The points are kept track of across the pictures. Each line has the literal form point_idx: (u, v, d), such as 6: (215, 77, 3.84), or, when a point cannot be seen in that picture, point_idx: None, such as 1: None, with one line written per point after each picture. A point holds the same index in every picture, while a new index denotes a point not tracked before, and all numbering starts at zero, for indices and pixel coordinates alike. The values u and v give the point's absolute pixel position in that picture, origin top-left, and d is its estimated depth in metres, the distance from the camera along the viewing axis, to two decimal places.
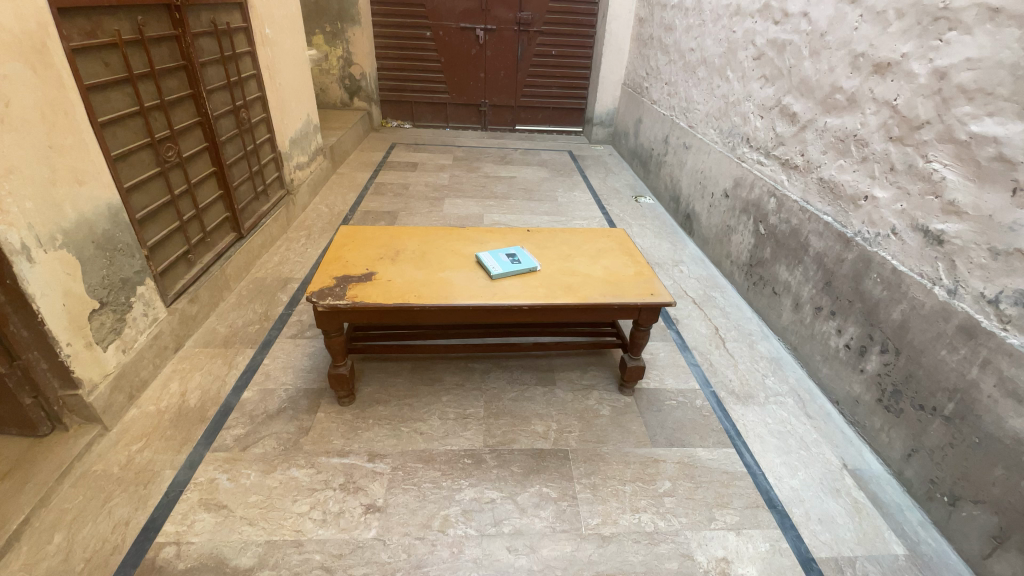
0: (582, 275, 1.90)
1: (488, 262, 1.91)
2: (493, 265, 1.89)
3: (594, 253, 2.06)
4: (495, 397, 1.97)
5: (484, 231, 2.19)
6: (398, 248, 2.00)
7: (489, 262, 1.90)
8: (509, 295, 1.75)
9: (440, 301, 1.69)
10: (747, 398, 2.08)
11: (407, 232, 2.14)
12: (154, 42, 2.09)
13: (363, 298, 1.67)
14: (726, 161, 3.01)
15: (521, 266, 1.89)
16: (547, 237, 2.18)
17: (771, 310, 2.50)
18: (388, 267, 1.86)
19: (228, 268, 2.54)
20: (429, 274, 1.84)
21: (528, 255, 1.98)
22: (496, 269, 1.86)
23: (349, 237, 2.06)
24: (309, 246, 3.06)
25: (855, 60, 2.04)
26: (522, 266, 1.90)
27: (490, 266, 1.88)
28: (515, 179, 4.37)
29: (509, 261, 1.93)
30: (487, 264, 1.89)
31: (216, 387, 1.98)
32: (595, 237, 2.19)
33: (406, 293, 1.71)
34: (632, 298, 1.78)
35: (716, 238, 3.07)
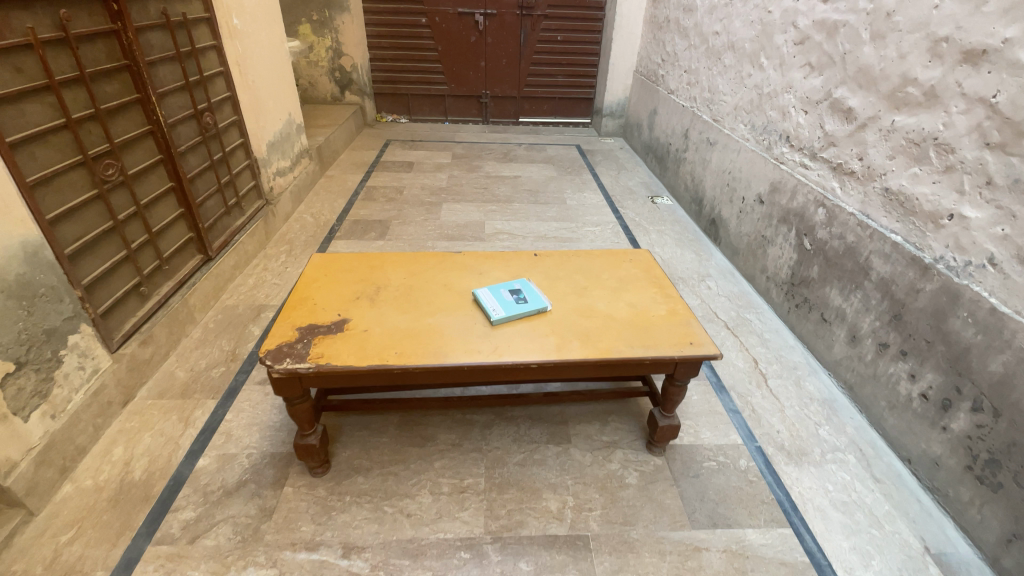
0: (602, 316, 1.55)
1: (487, 301, 1.56)
2: (493, 306, 1.54)
3: (616, 285, 1.71)
4: (498, 462, 1.65)
5: (483, 257, 1.85)
6: (379, 283, 1.66)
7: (488, 301, 1.56)
8: (513, 347, 1.40)
9: (426, 359, 1.35)
10: (801, 456, 1.74)
11: (392, 260, 1.80)
12: (85, 40, 1.75)
13: (330, 359, 1.33)
14: (760, 162, 2.63)
15: (528, 307, 1.54)
16: (559, 263, 1.83)
17: (819, 340, 2.15)
18: (365, 311, 1.52)
19: (191, 298, 2.22)
20: (414, 319, 1.50)
21: (536, 290, 1.63)
22: (497, 312, 1.51)
23: (322, 269, 1.73)
24: (290, 265, 2.73)
25: (935, 46, 1.67)
26: (529, 306, 1.55)
27: (489, 307, 1.53)
28: (520, 179, 4.00)
29: (513, 299, 1.58)
30: (486, 305, 1.54)
31: (166, 454, 1.67)
32: (616, 263, 1.84)
33: (384, 350, 1.37)
34: (668, 350, 1.42)
35: (749, 249, 2.71)
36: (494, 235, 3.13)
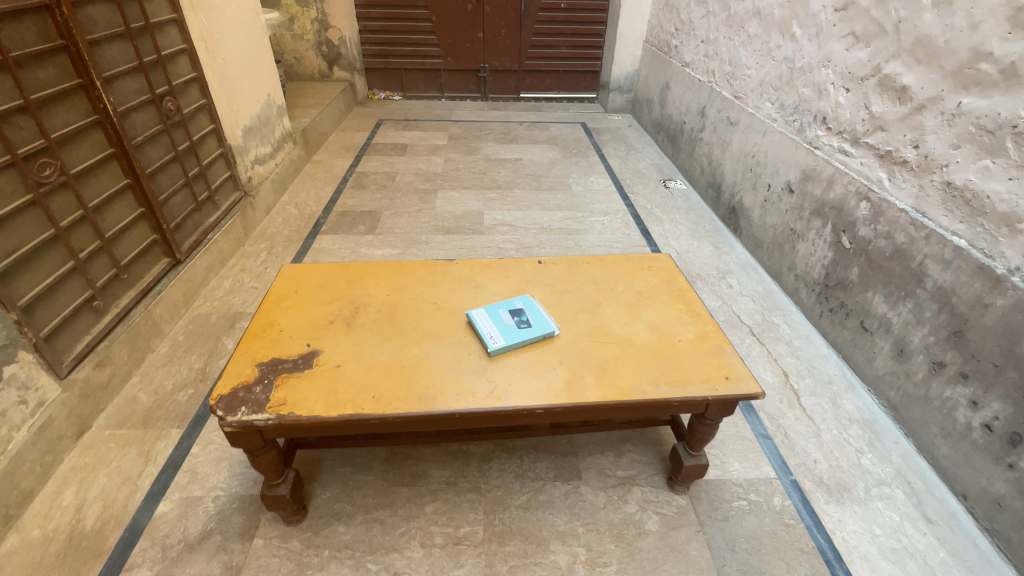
0: (620, 342, 1.32)
1: (484, 327, 1.32)
2: (491, 332, 1.30)
3: (634, 301, 1.47)
4: (497, 506, 1.45)
5: (480, 266, 1.60)
6: (357, 302, 1.43)
7: (484, 327, 1.31)
8: (515, 387, 1.17)
9: (411, 406, 1.12)
10: (842, 493, 1.54)
11: (374, 271, 1.56)
12: (8, 17, 1.47)
13: (294, 408, 1.11)
14: (789, 145, 2.35)
15: (532, 334, 1.30)
16: (567, 273, 1.59)
17: (857, 350, 1.93)
18: (339, 340, 1.29)
19: (156, 309, 2.00)
20: (397, 351, 1.26)
21: (542, 310, 1.38)
22: (495, 341, 1.27)
23: (292, 285, 1.49)
24: (270, 265, 2.49)
25: (1019, 12, 1.39)
26: (533, 332, 1.30)
27: (486, 334, 1.29)
28: (521, 162, 3.72)
29: (514, 323, 1.33)
30: (482, 332, 1.30)
31: (123, 498, 1.48)
32: (633, 273, 1.59)
33: (360, 394, 1.14)
34: (700, 389, 1.19)
35: (775, 244, 2.45)
36: (494, 227, 2.86)
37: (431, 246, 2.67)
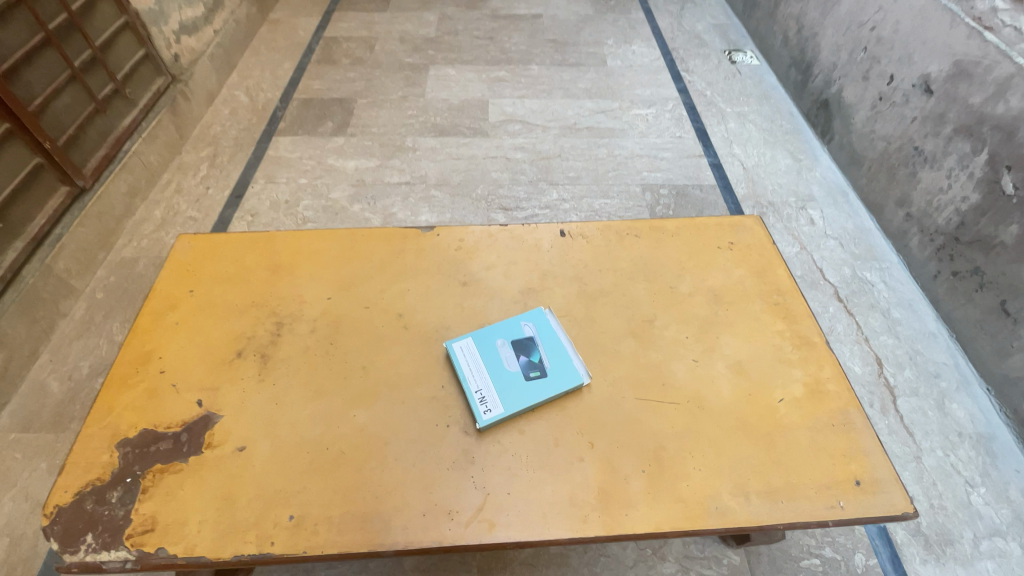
0: (684, 401, 0.84)
1: (471, 379, 0.84)
2: (481, 389, 0.83)
3: (706, 315, 0.95)
4: (496, 562, 1.13)
5: (470, 241, 1.05)
6: (282, 313, 0.94)
7: (471, 379, 0.84)
8: (516, 502, 0.74)
9: (349, 539, 0.70)
10: (943, 547, 1.18)
11: (312, 250, 1.04)
12: None
13: (164, 539, 0.71)
14: (939, 19, 1.59)
15: (545, 393, 0.82)
16: (603, 256, 1.03)
17: (985, 336, 1.44)
18: (249, 393, 0.84)
19: (58, 262, 1.54)
20: (334, 418, 0.81)
21: (562, 342, 0.88)
22: (485, 408, 0.81)
23: (188, 280, 1.00)
24: (212, 184, 1.93)
25: None
26: (547, 390, 0.83)
27: (473, 394, 0.82)
28: (541, 21, 2.82)
29: (518, 369, 0.85)
30: (467, 389, 0.83)
31: (33, 532, 1.18)
32: (705, 256, 1.04)
33: (270, 513, 0.73)
34: (810, 505, 0.75)
35: (884, 165, 1.80)
36: (502, 124, 2.15)
37: (418, 154, 2.01)
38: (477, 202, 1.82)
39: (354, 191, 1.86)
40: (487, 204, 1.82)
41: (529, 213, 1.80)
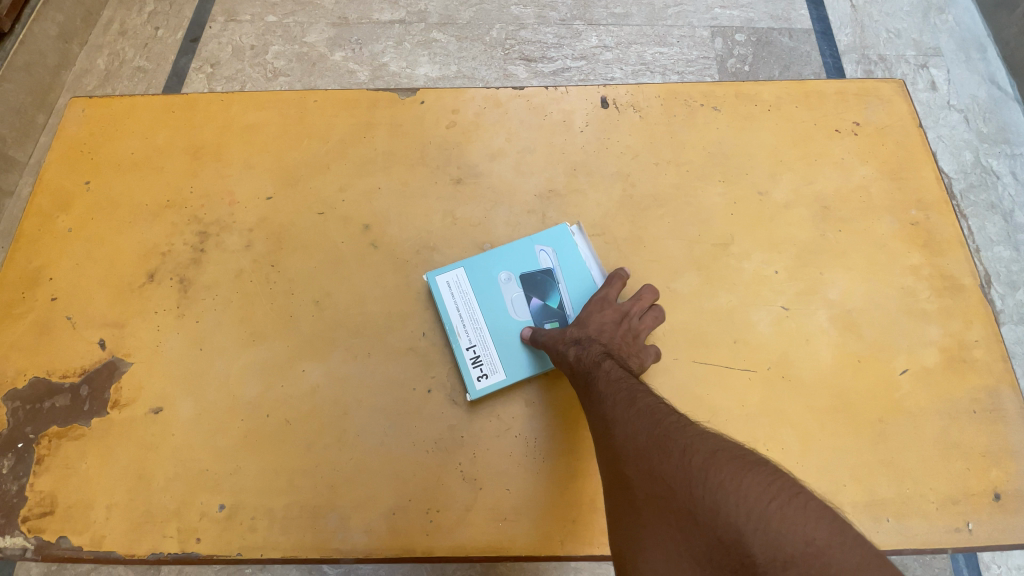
0: (763, 367, 0.59)
1: (462, 330, 0.60)
2: (475, 346, 0.59)
3: (810, 240, 0.65)
4: None
5: (469, 115, 0.72)
6: (207, 220, 0.68)
7: (462, 330, 0.60)
8: (516, 501, 0.55)
9: (293, 539, 0.54)
10: None
11: (245, 125, 0.73)
12: None
13: (67, 525, 0.56)
14: None
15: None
16: (662, 141, 0.70)
17: None
18: (166, 333, 0.62)
19: None
20: (277, 373, 0.60)
21: (592, 280, 0.63)
22: (478, 374, 0.58)
23: (83, 167, 0.72)
24: (161, 22, 1.46)
25: None
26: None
27: (464, 352, 0.59)
28: None
29: (527, 318, 0.61)
30: (457, 346, 0.59)
31: None
32: (817, 146, 0.70)
33: (194, 498, 0.56)
34: (925, 525, 0.54)
35: None
36: None
37: None
38: (491, 49, 1.40)
39: (334, 33, 1.43)
40: (504, 53, 1.40)
41: (558, 65, 1.38)
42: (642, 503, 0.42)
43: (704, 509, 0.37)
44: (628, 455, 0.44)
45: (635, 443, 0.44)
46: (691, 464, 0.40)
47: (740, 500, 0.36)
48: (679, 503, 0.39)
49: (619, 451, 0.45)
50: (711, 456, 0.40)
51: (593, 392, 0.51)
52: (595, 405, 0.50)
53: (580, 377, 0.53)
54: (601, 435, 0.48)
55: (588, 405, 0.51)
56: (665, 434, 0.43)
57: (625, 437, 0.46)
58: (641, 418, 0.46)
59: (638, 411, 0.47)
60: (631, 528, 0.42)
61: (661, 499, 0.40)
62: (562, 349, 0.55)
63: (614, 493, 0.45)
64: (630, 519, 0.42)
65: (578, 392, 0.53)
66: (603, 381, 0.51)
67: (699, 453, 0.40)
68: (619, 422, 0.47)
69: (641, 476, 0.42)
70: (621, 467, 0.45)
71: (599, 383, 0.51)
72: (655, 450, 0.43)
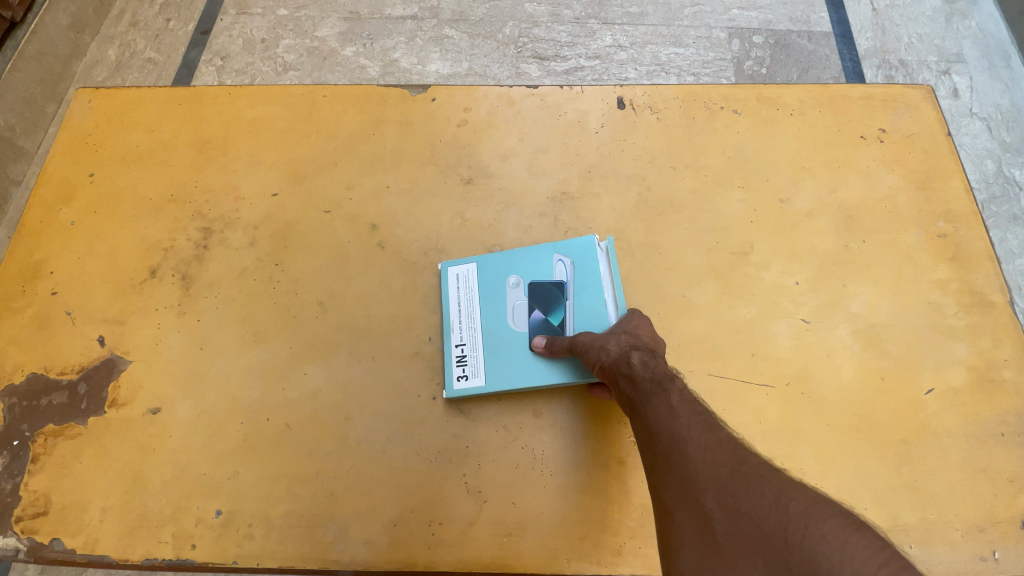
0: (781, 383, 0.57)
1: (457, 326, 0.59)
2: (464, 345, 0.58)
3: (833, 249, 0.63)
4: None
5: (481, 113, 0.70)
6: (212, 215, 0.66)
7: (456, 327, 0.59)
8: (522, 515, 0.53)
9: (292, 549, 0.52)
10: None
11: (252, 119, 0.71)
12: None
13: (61, 527, 0.54)
14: None
15: (547, 377, 0.55)
16: (681, 145, 0.68)
17: None
18: (166, 332, 0.61)
19: None
20: (278, 375, 0.58)
21: (605, 303, 0.57)
22: (458, 374, 0.57)
23: (87, 159, 0.71)
24: (172, 13, 1.45)
25: None
26: (552, 374, 0.55)
27: (453, 349, 0.58)
28: None
29: (523, 328, 0.58)
30: (447, 341, 0.58)
31: None
32: (842, 153, 0.68)
33: (191, 504, 0.54)
34: (950, 554, 0.52)
35: None
36: None
37: None
38: (504, 47, 1.38)
39: (346, 28, 1.41)
40: (517, 51, 1.38)
41: (571, 65, 1.36)
42: (719, 538, 0.35)
43: (802, 562, 0.31)
44: (707, 483, 0.38)
45: (715, 472, 0.38)
46: (786, 506, 0.34)
47: (846, 559, 0.30)
48: (770, 551, 0.32)
49: (693, 475, 0.39)
50: (809, 505, 0.34)
51: (665, 406, 0.44)
52: (663, 419, 0.44)
53: (647, 388, 0.46)
54: (669, 455, 0.42)
55: (653, 416, 0.44)
56: (755, 473, 0.37)
57: (704, 462, 0.39)
58: (724, 448, 0.40)
59: (720, 441, 0.41)
60: (702, 564, 0.35)
61: (747, 542, 0.34)
62: (624, 353, 0.49)
63: (679, 521, 0.38)
64: (702, 554, 0.35)
65: (639, 401, 0.46)
66: (677, 399, 0.45)
67: (796, 500, 0.34)
68: (696, 446, 0.41)
69: (725, 510, 0.36)
70: (696, 494, 0.38)
71: (671, 398, 0.45)
72: (743, 486, 0.37)
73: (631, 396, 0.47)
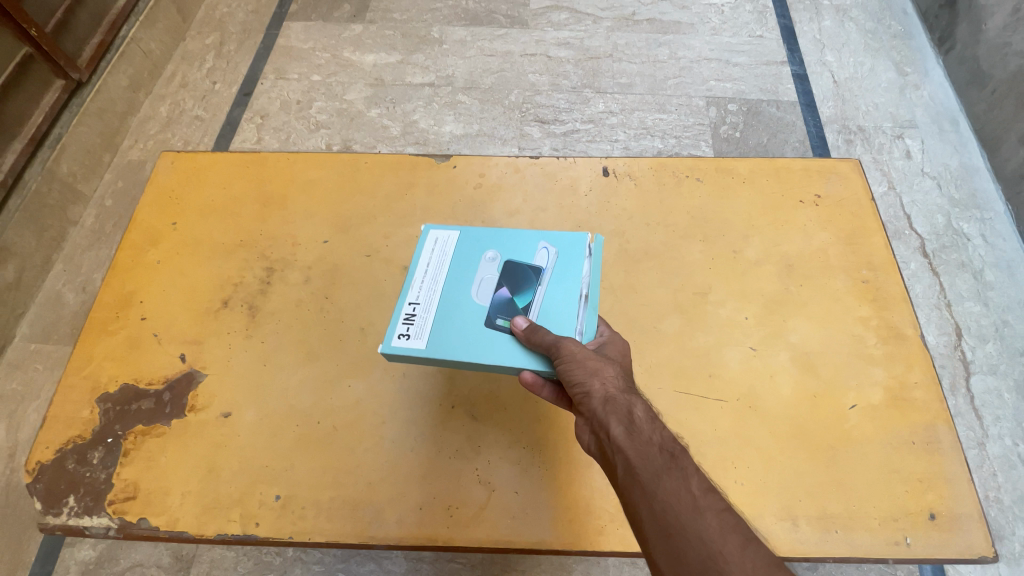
0: (733, 398, 0.71)
1: (417, 288, 0.67)
2: (418, 305, 0.66)
3: (775, 291, 0.78)
4: None
5: (493, 178, 0.87)
6: (273, 257, 0.82)
7: (417, 286, 0.67)
8: (523, 502, 0.65)
9: (337, 527, 0.64)
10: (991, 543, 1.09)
11: (306, 180, 0.88)
12: None
13: (147, 508, 0.67)
14: None
15: (487, 351, 0.61)
16: (654, 205, 0.84)
17: None
18: (235, 350, 0.75)
19: (60, 165, 1.37)
20: (327, 387, 0.72)
21: (576, 298, 0.65)
22: (401, 333, 0.64)
23: (170, 210, 0.87)
24: (218, 77, 1.66)
25: None
26: (500, 346, 0.62)
27: (406, 305, 0.66)
28: None
29: (481, 302, 0.65)
30: (404, 297, 0.67)
31: None
32: (784, 214, 0.84)
33: (255, 489, 0.67)
34: (870, 537, 0.64)
35: (1014, 90, 1.44)
36: (545, 12, 1.77)
37: (446, 48, 1.70)
38: (509, 112, 1.57)
39: (371, 93, 1.62)
40: (521, 115, 1.57)
41: (568, 127, 1.55)
42: None
43: None
44: None
45: None
46: None
47: None
48: None
49: None
50: None
51: (690, 496, 0.44)
52: (689, 514, 0.43)
53: (664, 467, 0.46)
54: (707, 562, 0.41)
55: (677, 505, 0.44)
56: None
57: None
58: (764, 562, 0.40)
59: (755, 550, 0.41)
60: None
61: None
62: (633, 415, 0.50)
63: None
64: None
65: (654, 480, 0.45)
66: (696, 484, 0.45)
67: None
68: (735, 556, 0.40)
69: None
70: None
71: (691, 484, 0.45)
72: None
73: (646, 472, 0.46)
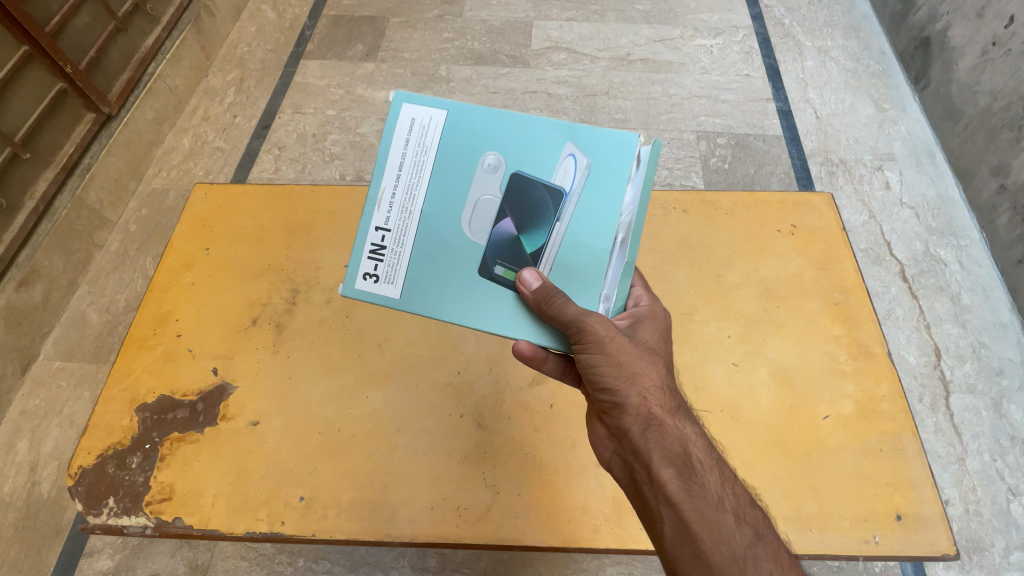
0: (717, 409, 0.78)
1: (384, 207, 0.60)
2: (388, 233, 0.60)
3: (755, 312, 0.85)
4: None
5: None
6: (298, 280, 0.90)
7: (388, 206, 0.59)
8: (526, 503, 0.72)
9: (356, 525, 0.71)
10: (972, 555, 1.14)
11: (329, 210, 0.97)
12: None
13: (181, 509, 0.73)
14: None
15: (472, 308, 0.61)
16: (645, 234, 0.92)
17: None
18: (263, 365, 0.82)
19: (90, 193, 1.46)
20: (347, 398, 0.79)
21: (608, 246, 0.59)
22: (367, 271, 0.61)
23: (203, 236, 0.95)
24: (238, 111, 1.77)
25: None
26: (487, 302, 0.62)
27: (374, 233, 0.60)
28: None
29: (475, 240, 0.60)
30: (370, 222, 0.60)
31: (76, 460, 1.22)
32: (763, 242, 0.92)
33: (281, 491, 0.73)
34: (843, 537, 0.70)
35: (984, 125, 1.54)
36: (545, 52, 1.89)
37: (453, 86, 1.82)
38: None
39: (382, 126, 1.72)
40: None
41: None
42: None
43: None
44: None
45: None
46: None
47: None
48: None
49: None
50: None
51: (722, 522, 0.54)
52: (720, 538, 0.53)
53: (700, 491, 0.56)
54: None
55: (711, 528, 0.54)
56: None
57: None
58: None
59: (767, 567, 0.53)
60: None
61: None
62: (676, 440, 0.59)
63: None
64: None
65: (694, 505, 0.55)
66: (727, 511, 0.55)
67: None
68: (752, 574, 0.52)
69: None
70: None
71: (722, 511, 0.55)
72: None
73: (684, 496, 0.55)
